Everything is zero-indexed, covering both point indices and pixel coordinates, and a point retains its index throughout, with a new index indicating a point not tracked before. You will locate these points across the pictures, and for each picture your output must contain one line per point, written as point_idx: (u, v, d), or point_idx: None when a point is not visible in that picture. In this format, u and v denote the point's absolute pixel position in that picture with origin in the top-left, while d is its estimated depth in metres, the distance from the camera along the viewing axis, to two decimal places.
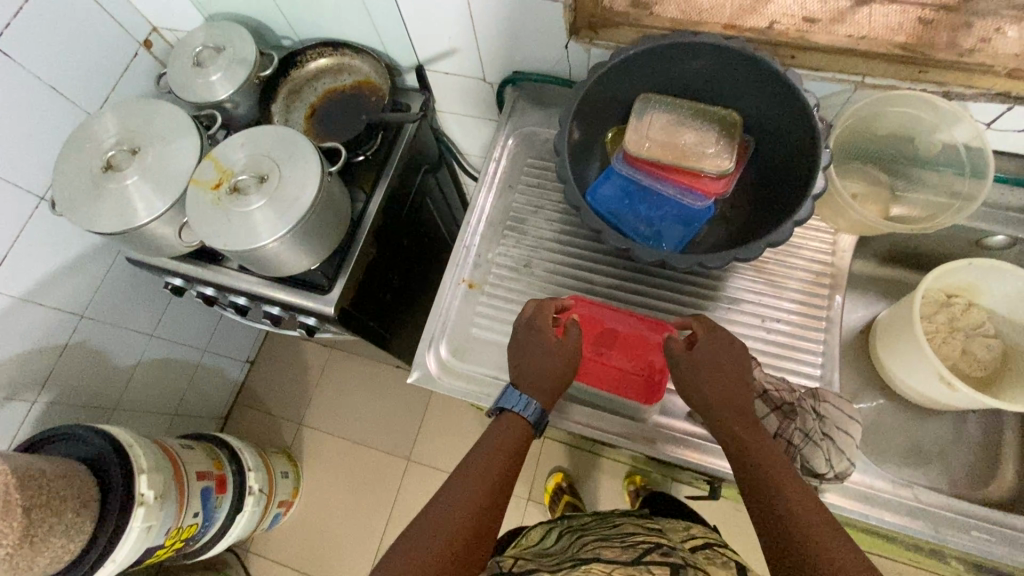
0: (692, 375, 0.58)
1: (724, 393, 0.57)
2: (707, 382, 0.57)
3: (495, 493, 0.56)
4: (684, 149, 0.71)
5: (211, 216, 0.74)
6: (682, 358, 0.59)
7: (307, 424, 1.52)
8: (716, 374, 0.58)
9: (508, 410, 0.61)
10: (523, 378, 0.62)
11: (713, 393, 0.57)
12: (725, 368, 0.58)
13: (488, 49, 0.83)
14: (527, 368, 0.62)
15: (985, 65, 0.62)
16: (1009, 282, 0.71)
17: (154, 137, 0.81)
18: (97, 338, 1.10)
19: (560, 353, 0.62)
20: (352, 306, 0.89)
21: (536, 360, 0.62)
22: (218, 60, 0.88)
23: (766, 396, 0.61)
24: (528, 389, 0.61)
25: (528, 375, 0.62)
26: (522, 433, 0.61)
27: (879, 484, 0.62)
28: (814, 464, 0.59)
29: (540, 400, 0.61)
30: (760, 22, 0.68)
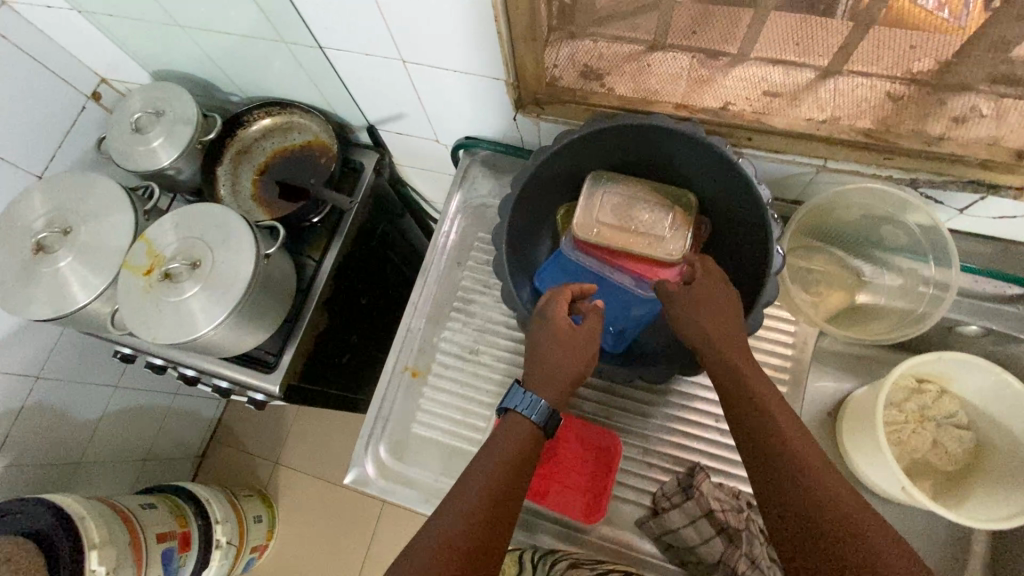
0: (693, 322, 0.58)
1: (725, 331, 0.56)
2: (708, 325, 0.57)
3: (503, 497, 0.50)
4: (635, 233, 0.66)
5: (142, 305, 0.71)
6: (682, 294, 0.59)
7: (283, 464, 1.50)
8: (719, 318, 0.57)
9: (512, 412, 0.56)
10: (532, 380, 0.58)
11: (719, 337, 0.56)
12: (726, 313, 0.57)
13: (437, 115, 0.79)
14: (539, 360, 0.58)
15: (958, 155, 0.57)
16: (982, 375, 0.66)
17: (88, 215, 0.78)
18: (57, 396, 1.08)
19: (574, 341, 0.59)
20: (301, 379, 0.86)
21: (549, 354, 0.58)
22: (158, 124, 0.84)
23: (713, 516, 0.58)
24: (538, 387, 0.57)
25: (536, 376, 0.57)
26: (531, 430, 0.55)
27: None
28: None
29: (547, 399, 0.56)
30: (713, 103, 0.64)
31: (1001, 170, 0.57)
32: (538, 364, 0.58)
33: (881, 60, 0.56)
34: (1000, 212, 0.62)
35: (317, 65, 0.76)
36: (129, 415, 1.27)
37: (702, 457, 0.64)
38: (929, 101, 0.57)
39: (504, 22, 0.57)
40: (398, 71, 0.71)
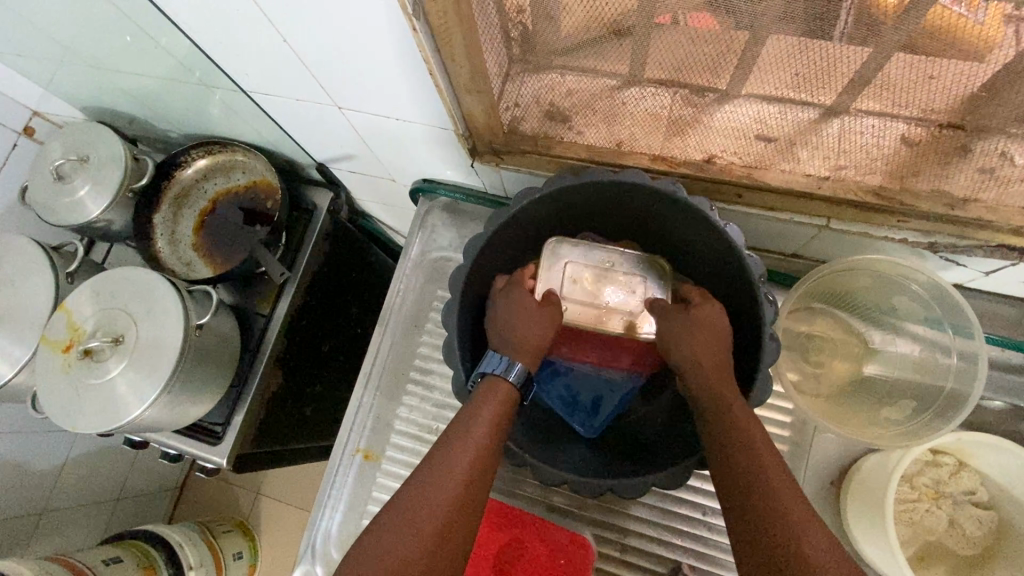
0: (677, 340, 0.52)
1: (711, 352, 0.50)
2: (699, 348, 0.51)
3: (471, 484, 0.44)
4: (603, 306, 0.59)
5: (61, 388, 0.64)
6: (677, 318, 0.53)
7: (264, 494, 1.45)
8: (706, 331, 0.51)
9: (488, 374, 0.51)
10: (506, 341, 0.53)
11: (705, 360, 0.50)
12: (716, 328, 0.52)
13: (388, 158, 0.70)
14: (511, 326, 0.53)
15: (984, 219, 0.49)
16: (1006, 455, 0.58)
17: (4, 281, 0.70)
18: (10, 449, 1.02)
19: (543, 311, 0.56)
20: (254, 445, 0.79)
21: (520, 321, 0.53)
22: (82, 172, 0.76)
23: None
24: (513, 351, 0.52)
25: (505, 339, 0.53)
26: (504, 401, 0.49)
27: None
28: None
29: (523, 361, 0.51)
30: (695, 155, 0.55)
31: None
32: (510, 324, 0.53)
33: (901, 99, 0.44)
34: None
35: (248, 107, 0.67)
36: (96, 457, 1.21)
37: (684, 559, 0.56)
38: (956, 156, 0.47)
39: (443, 73, 0.48)
40: (336, 116, 0.62)
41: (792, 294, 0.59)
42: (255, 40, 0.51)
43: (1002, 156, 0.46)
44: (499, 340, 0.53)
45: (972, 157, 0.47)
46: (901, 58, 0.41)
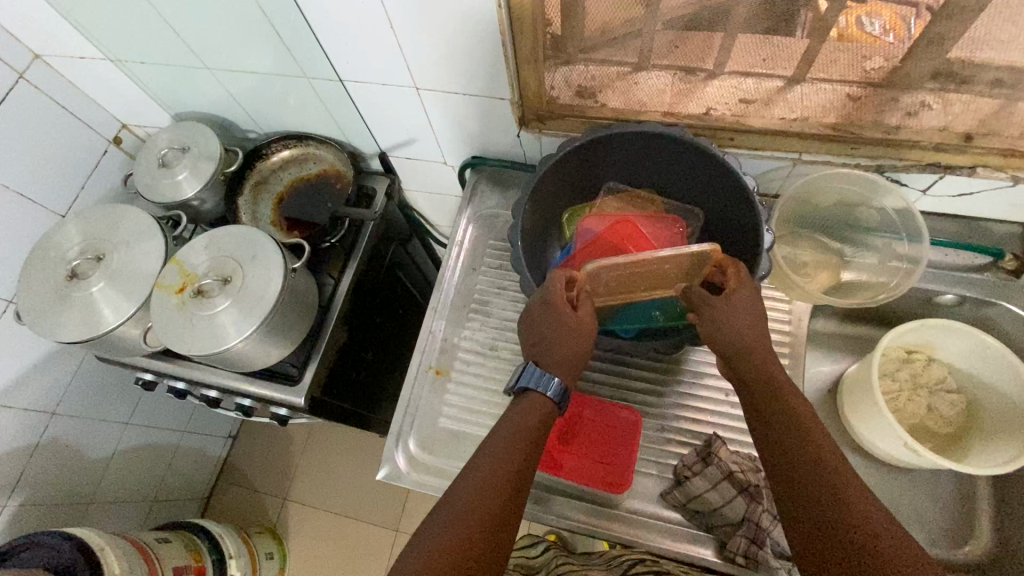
0: (723, 333, 0.59)
1: (749, 335, 0.58)
2: (743, 329, 0.58)
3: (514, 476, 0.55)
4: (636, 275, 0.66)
5: (176, 322, 0.75)
6: (717, 307, 0.59)
7: (292, 499, 1.48)
8: (747, 319, 0.58)
9: (531, 392, 0.60)
10: (549, 362, 0.61)
11: (756, 348, 0.58)
12: (755, 312, 0.59)
13: (446, 138, 0.86)
14: (549, 347, 0.62)
15: (913, 139, 0.66)
16: (964, 338, 0.72)
17: (119, 243, 0.82)
18: (69, 434, 1.08)
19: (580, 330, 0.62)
20: (323, 392, 0.89)
21: (557, 342, 0.61)
22: (183, 159, 0.90)
23: (732, 477, 0.62)
24: (553, 369, 0.61)
25: (549, 358, 0.61)
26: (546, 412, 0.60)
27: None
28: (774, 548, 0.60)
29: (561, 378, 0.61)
30: (697, 108, 0.72)
31: (953, 151, 0.65)
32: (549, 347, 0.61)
33: (837, 60, 0.62)
34: (956, 190, 0.70)
35: (336, 95, 0.83)
36: (138, 454, 1.26)
37: (716, 430, 0.68)
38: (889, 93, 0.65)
39: (511, 44, 0.65)
40: (412, 97, 0.79)
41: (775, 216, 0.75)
42: (363, 30, 0.68)
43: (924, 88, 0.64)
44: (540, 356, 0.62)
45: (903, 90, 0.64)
46: (829, 48, 0.61)
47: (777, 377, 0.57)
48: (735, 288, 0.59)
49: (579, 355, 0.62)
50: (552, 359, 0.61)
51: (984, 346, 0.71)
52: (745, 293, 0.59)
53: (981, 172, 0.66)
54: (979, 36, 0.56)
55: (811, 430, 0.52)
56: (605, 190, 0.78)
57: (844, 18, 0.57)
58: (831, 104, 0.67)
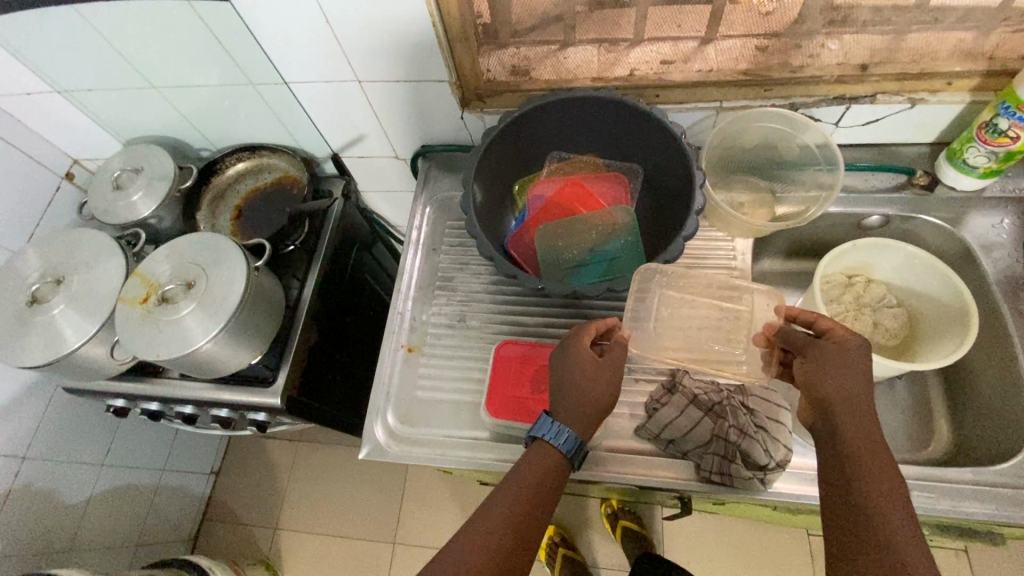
0: (826, 376, 0.55)
1: (855, 389, 0.54)
2: (852, 383, 0.54)
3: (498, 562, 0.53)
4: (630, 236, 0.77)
5: (143, 330, 0.75)
6: (827, 349, 0.56)
7: (284, 527, 1.45)
8: (846, 369, 0.55)
9: (541, 439, 0.59)
10: (563, 408, 0.60)
11: (862, 401, 0.53)
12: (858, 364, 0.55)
13: (394, 131, 0.89)
14: (563, 396, 0.61)
15: (815, 76, 0.73)
16: (892, 253, 0.78)
17: (78, 264, 0.82)
18: (41, 479, 1.04)
19: (598, 378, 0.61)
20: (299, 391, 0.90)
21: (570, 389, 0.61)
22: (138, 180, 0.91)
23: (697, 400, 0.66)
24: (567, 420, 0.60)
25: (565, 407, 0.60)
26: (553, 465, 0.58)
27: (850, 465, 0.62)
28: (753, 462, 0.61)
29: (574, 429, 0.59)
30: (622, 72, 0.78)
31: (852, 82, 0.72)
32: (566, 395, 0.61)
33: (733, 22, 0.73)
34: (865, 118, 0.77)
35: (283, 100, 0.86)
36: (117, 497, 1.22)
37: (677, 363, 0.71)
38: (789, 37, 0.73)
39: (440, 24, 0.69)
40: (356, 92, 0.82)
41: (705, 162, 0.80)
42: (302, 28, 0.71)
43: (820, 29, 0.72)
44: (557, 407, 0.61)
45: (802, 33, 0.72)
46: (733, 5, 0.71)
47: (868, 433, 0.53)
48: (841, 333, 0.57)
49: (592, 411, 0.60)
50: (568, 409, 0.60)
51: (913, 258, 0.76)
52: (855, 343, 0.56)
53: (882, 99, 0.73)
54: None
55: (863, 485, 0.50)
56: (548, 161, 0.82)
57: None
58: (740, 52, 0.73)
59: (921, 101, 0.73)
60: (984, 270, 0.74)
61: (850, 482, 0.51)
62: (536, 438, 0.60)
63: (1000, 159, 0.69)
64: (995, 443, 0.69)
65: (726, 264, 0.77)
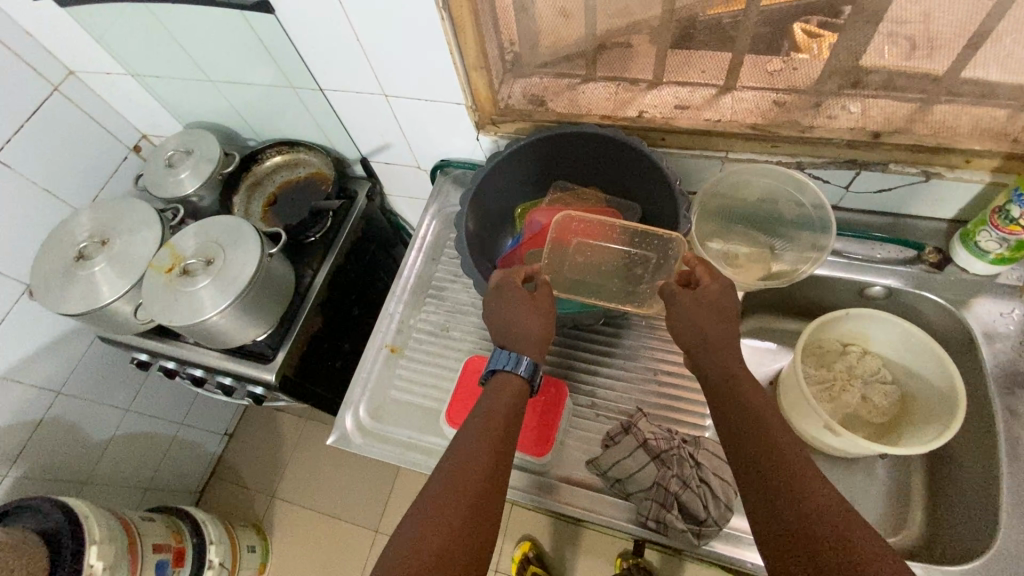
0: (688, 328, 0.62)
1: (709, 329, 0.61)
2: (703, 324, 0.61)
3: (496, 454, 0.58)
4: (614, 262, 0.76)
5: (163, 296, 0.83)
6: (684, 299, 0.62)
7: (279, 497, 1.53)
8: (701, 312, 0.61)
9: (500, 371, 0.65)
10: (510, 340, 0.66)
11: (715, 336, 0.60)
12: (716, 306, 0.61)
13: (415, 143, 0.95)
14: (514, 329, 0.66)
15: (826, 138, 0.71)
16: (889, 328, 0.75)
17: (123, 229, 0.92)
18: (71, 414, 1.17)
19: (539, 305, 0.68)
20: (294, 372, 0.96)
21: (519, 321, 0.66)
22: (187, 160, 1.01)
23: (647, 445, 0.65)
24: (518, 349, 0.66)
25: (514, 339, 0.66)
26: (516, 388, 0.64)
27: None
28: (689, 515, 0.63)
29: (529, 355, 0.66)
30: (632, 113, 0.79)
31: (863, 148, 0.71)
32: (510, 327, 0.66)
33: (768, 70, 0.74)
34: (876, 186, 0.75)
35: (319, 103, 0.93)
36: (135, 441, 1.33)
37: (639, 405, 0.72)
38: (810, 94, 0.73)
39: (457, 52, 0.73)
40: (382, 104, 0.87)
41: (699, 208, 0.80)
42: (334, 43, 0.78)
43: (841, 89, 0.72)
44: (512, 341, 0.66)
45: (821, 91, 0.72)
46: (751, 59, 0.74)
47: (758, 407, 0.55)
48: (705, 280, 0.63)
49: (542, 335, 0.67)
50: (518, 340, 0.66)
51: (910, 336, 0.73)
52: (715, 285, 0.62)
53: (893, 167, 0.71)
54: (900, 32, 0.64)
55: (782, 466, 0.50)
56: (553, 188, 0.85)
57: (796, 21, 0.68)
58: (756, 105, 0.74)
59: (937, 175, 0.70)
60: (983, 360, 0.70)
61: (766, 472, 0.51)
62: (495, 372, 0.66)
63: (1013, 247, 0.66)
64: (964, 544, 0.65)
65: None
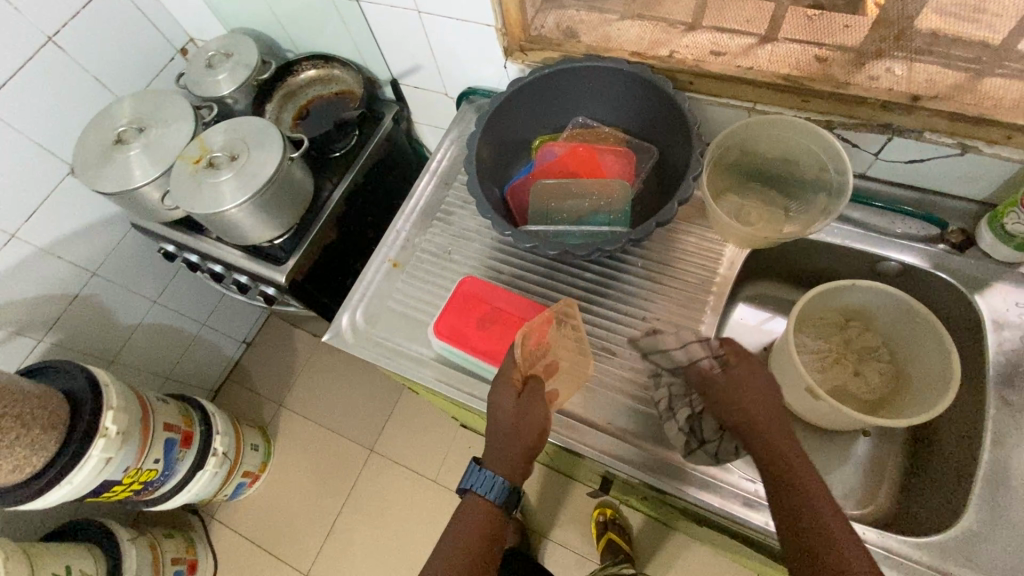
0: (718, 401, 0.59)
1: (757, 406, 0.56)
2: (749, 399, 0.56)
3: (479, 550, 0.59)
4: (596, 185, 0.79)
5: (188, 184, 0.87)
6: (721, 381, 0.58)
7: (286, 406, 1.62)
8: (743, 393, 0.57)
9: (469, 492, 0.61)
10: (489, 460, 0.62)
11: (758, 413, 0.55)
12: (754, 386, 0.57)
13: (444, 68, 0.95)
14: (495, 447, 0.63)
15: (860, 96, 0.68)
16: (895, 306, 0.73)
17: (158, 120, 0.96)
18: (103, 296, 1.25)
19: (519, 415, 0.63)
20: (304, 278, 1.01)
21: (498, 435, 0.63)
22: (225, 63, 1.04)
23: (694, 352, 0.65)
24: (496, 470, 0.61)
25: (491, 454, 0.62)
26: (488, 512, 0.61)
27: (747, 484, 0.63)
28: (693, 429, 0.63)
29: (502, 477, 0.61)
30: (662, 52, 0.77)
31: (899, 111, 0.67)
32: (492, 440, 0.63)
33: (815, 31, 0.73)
34: (907, 156, 0.71)
35: (356, 16, 0.94)
36: (159, 332, 1.42)
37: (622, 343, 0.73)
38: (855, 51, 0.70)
39: None
40: (415, 21, 0.87)
41: (715, 159, 0.78)
42: None
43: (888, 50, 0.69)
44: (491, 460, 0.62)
45: (865, 50, 0.70)
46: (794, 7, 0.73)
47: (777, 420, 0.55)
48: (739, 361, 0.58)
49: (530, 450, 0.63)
50: (499, 458, 0.62)
51: (913, 313, 0.71)
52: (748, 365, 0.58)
53: (927, 136, 0.68)
54: None
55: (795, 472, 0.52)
56: (572, 124, 0.84)
57: None
58: (802, 58, 0.72)
59: (974, 149, 0.66)
60: (986, 347, 0.67)
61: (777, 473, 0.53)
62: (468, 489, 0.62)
63: None
64: (929, 522, 0.64)
65: (710, 267, 0.76)
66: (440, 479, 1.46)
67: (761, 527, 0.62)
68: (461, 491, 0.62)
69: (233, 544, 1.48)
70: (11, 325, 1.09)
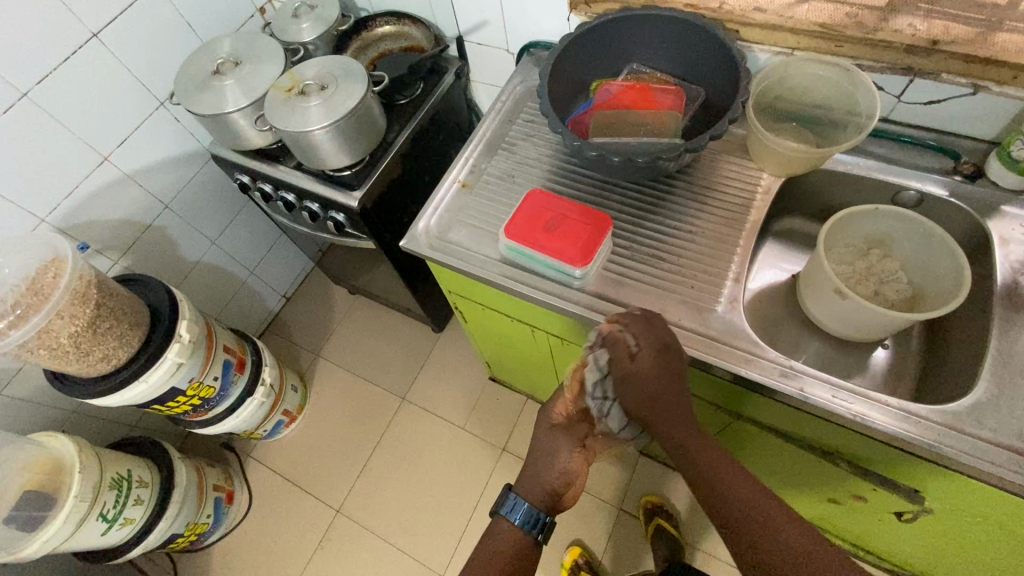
0: (636, 399, 0.65)
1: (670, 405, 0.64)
2: (659, 394, 0.64)
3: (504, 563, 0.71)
4: (651, 115, 0.88)
5: (281, 107, 0.98)
6: (635, 380, 0.65)
7: (323, 356, 1.70)
8: (659, 393, 0.64)
9: (499, 509, 0.73)
10: (525, 487, 0.73)
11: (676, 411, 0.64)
12: (662, 385, 0.64)
13: (511, 24, 1.06)
14: (531, 476, 0.73)
15: (887, 41, 0.78)
16: (913, 230, 0.82)
17: (252, 56, 1.07)
18: (171, 229, 1.35)
19: (556, 453, 0.72)
20: (372, 207, 1.10)
21: (537, 465, 0.73)
22: (310, 14, 1.16)
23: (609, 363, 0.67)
24: (527, 498, 0.72)
25: (525, 483, 0.74)
26: (515, 534, 0.72)
27: (782, 359, 0.72)
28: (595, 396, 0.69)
29: (529, 506, 0.72)
30: (714, 4, 0.88)
31: (921, 55, 0.77)
32: (530, 472, 0.74)
33: None
34: (927, 96, 0.81)
35: None
36: (214, 273, 1.51)
37: (672, 250, 0.82)
38: None
39: None
40: None
41: (757, 97, 0.89)
42: None
43: None
44: (524, 489, 0.74)
45: None
46: None
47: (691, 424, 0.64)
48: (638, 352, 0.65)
49: (563, 487, 0.73)
50: (529, 487, 0.73)
51: (929, 235, 0.80)
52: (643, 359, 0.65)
53: (945, 77, 0.78)
54: None
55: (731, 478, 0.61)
56: (628, 68, 0.95)
57: None
58: None
59: (986, 88, 0.76)
60: (993, 261, 0.77)
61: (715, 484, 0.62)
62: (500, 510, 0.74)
63: None
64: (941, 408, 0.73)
65: (749, 191, 0.86)
66: (469, 426, 1.54)
67: (795, 393, 0.69)
68: (498, 512, 0.73)
69: (266, 481, 1.55)
70: (94, 243, 1.19)
